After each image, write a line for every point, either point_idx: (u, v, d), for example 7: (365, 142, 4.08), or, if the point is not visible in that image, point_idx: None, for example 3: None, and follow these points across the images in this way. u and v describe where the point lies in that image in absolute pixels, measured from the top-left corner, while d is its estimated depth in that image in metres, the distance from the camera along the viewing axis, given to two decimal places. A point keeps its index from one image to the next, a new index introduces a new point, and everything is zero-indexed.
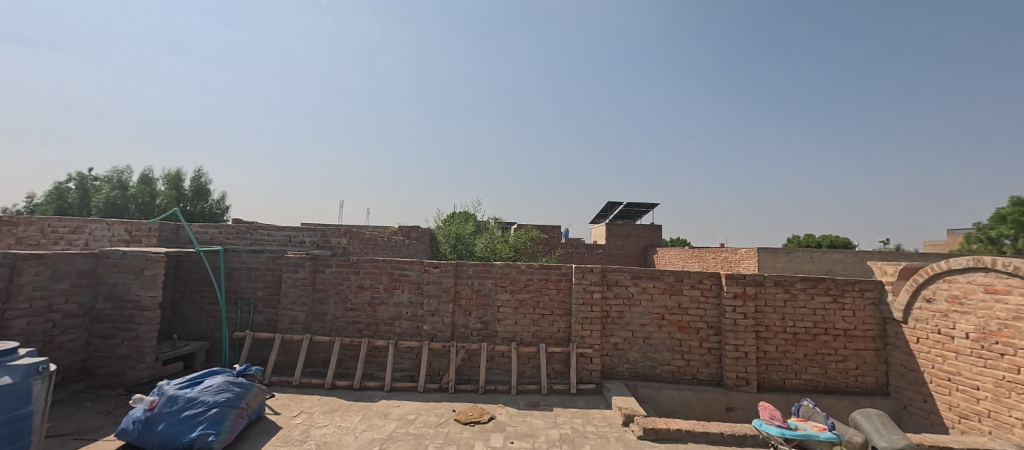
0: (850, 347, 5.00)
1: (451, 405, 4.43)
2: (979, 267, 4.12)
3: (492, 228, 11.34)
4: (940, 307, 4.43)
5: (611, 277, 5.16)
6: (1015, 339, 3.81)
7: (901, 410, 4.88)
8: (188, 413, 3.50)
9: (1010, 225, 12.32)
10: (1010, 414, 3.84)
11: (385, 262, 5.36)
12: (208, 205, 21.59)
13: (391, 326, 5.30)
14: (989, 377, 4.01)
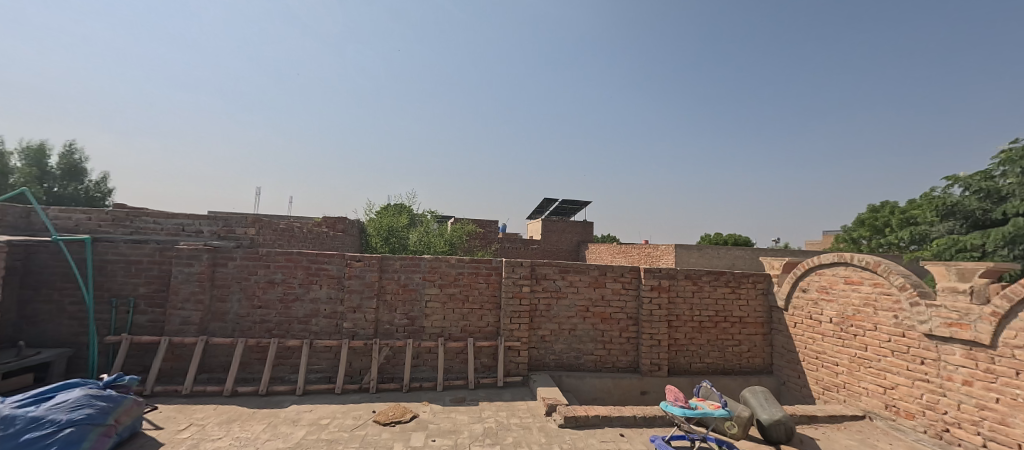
0: (744, 332, 5.70)
1: (372, 406, 4.22)
2: (840, 261, 4.93)
3: (427, 222, 10.98)
4: (812, 296, 5.23)
5: (540, 271, 5.29)
6: (864, 321, 4.63)
7: (781, 386, 5.66)
8: (31, 436, 2.91)
9: (867, 228, 14.91)
10: (859, 384, 4.67)
11: (299, 255, 4.93)
12: (85, 186, 18.21)
13: (306, 324, 4.89)
14: (846, 354, 4.82)
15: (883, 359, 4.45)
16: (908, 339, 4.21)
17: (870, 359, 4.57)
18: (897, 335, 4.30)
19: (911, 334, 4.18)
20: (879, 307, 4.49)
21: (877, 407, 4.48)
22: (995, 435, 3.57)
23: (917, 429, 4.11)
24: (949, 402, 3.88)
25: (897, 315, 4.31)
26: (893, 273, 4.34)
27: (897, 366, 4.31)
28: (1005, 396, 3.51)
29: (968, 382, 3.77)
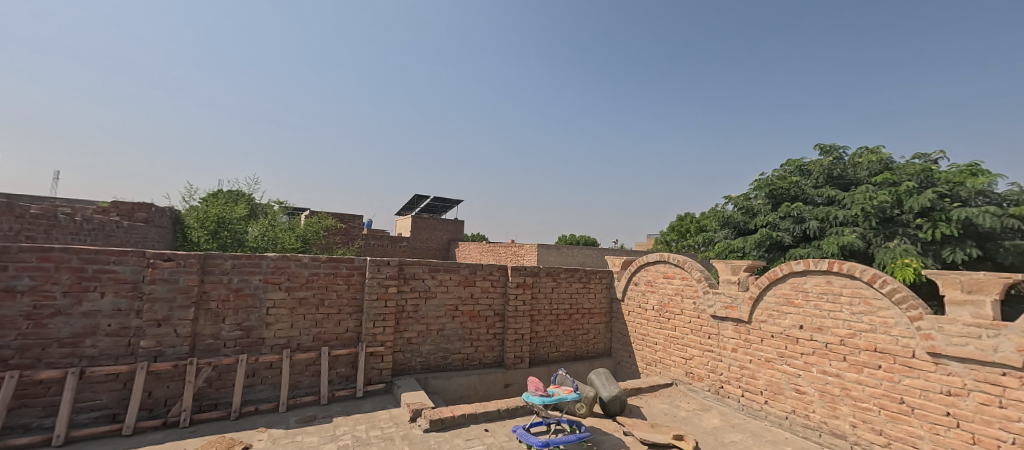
0: (591, 322, 6.54)
1: (183, 444, 3.35)
2: (660, 260, 6.12)
3: (273, 214, 9.08)
4: (641, 288, 6.38)
5: (408, 270, 5.04)
6: (675, 308, 5.87)
7: (616, 365, 6.69)
8: None
9: (675, 233, 19.01)
10: (669, 358, 5.92)
11: (64, 253, 3.59)
12: None
13: (75, 347, 3.60)
14: (662, 335, 6.03)
15: (685, 337, 5.71)
16: (701, 320, 5.53)
17: (677, 337, 5.81)
18: (695, 317, 5.60)
19: (703, 316, 5.51)
20: (684, 296, 5.76)
21: (680, 375, 5.75)
22: (748, 387, 4.97)
23: (705, 389, 5.43)
24: (725, 366, 5.24)
25: (695, 301, 5.61)
26: (693, 268, 5.62)
27: (694, 341, 5.61)
28: (755, 358, 4.94)
29: (734, 349, 5.16)
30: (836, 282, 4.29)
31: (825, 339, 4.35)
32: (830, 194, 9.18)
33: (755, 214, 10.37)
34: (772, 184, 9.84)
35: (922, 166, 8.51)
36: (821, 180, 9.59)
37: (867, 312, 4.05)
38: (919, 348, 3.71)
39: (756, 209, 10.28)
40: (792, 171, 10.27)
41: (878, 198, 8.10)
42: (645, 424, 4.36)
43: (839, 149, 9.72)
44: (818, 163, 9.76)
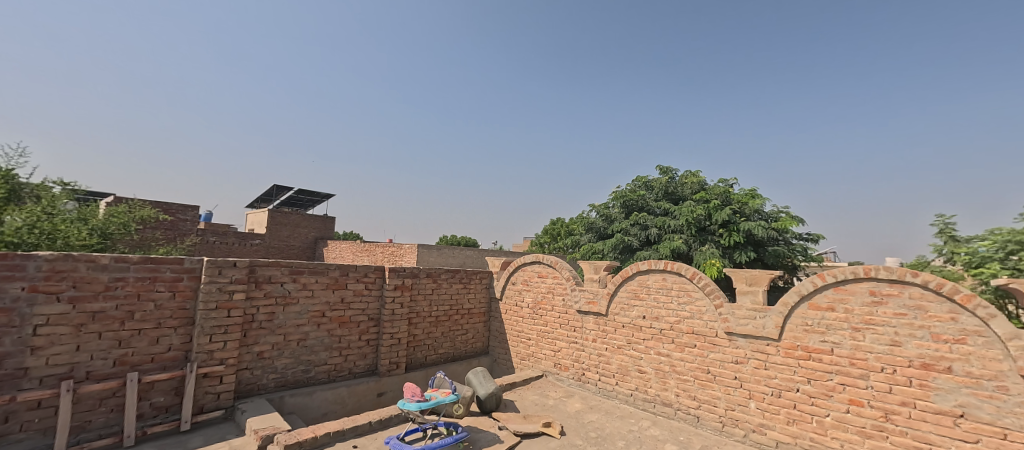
0: (470, 322, 7.74)
1: None
2: (535, 260, 7.90)
3: (50, 200, 6.60)
4: (519, 288, 8.09)
5: (261, 272, 4.95)
6: (549, 305, 7.63)
7: (493, 362, 8.29)
8: None
9: None
10: (544, 351, 7.64)
11: None
12: None
13: None
14: (538, 331, 7.74)
15: (555, 330, 7.53)
16: (568, 314, 7.39)
17: (548, 332, 7.61)
18: (564, 312, 7.45)
19: (570, 311, 7.37)
20: (555, 293, 7.58)
21: (550, 366, 7.53)
22: (603, 372, 6.86)
23: (569, 377, 7.27)
24: (587, 355, 7.10)
25: (564, 296, 7.45)
26: (564, 268, 7.44)
27: (562, 335, 7.43)
28: (610, 345, 6.83)
29: (595, 339, 7.02)
30: (669, 279, 6.27)
31: (660, 326, 6.31)
32: (666, 207, 11.16)
33: (612, 221, 12.19)
34: (626, 196, 11.68)
35: (726, 188, 10.89)
36: (660, 195, 11.56)
37: (689, 302, 6.03)
38: (719, 328, 5.73)
39: (613, 217, 12.09)
40: (640, 185, 12.00)
41: (696, 211, 10.17)
42: (518, 417, 4.97)
43: (674, 171, 11.70)
44: (658, 180, 11.70)
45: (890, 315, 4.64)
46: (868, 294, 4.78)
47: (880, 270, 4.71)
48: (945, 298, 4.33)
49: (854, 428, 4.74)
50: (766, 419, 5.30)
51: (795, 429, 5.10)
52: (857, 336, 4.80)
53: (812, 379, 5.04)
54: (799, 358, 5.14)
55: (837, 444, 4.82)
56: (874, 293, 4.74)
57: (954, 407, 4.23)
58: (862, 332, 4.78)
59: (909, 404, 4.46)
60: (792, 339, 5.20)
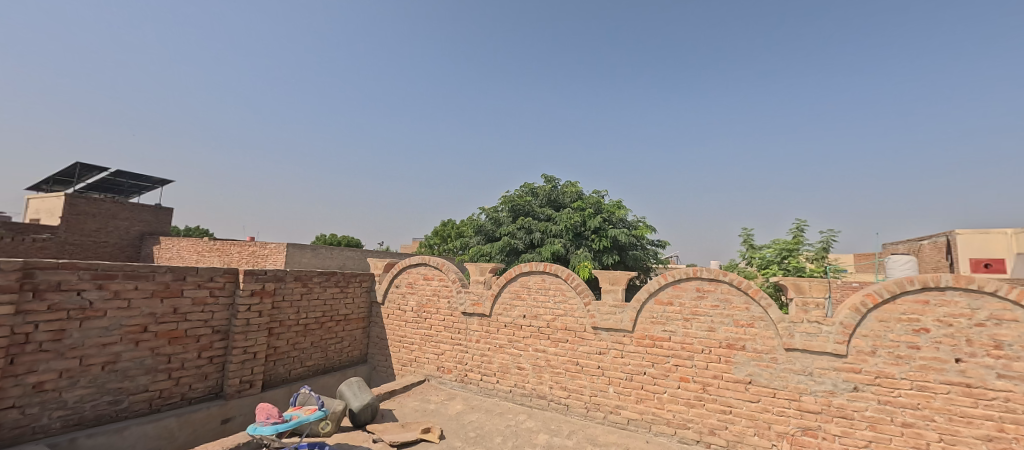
0: (345, 329, 7.63)
1: None
2: (421, 262, 7.79)
3: None
4: (402, 290, 7.96)
5: (46, 279, 4.05)
6: (432, 307, 7.63)
7: (371, 371, 8.08)
8: None
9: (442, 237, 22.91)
10: (424, 355, 7.64)
11: None
12: None
13: None
14: (419, 335, 7.70)
15: (439, 333, 7.52)
16: (453, 316, 7.42)
17: (432, 335, 7.58)
18: (449, 314, 7.46)
19: (455, 313, 7.40)
20: (440, 295, 7.57)
21: (432, 370, 7.54)
22: (485, 371, 7.06)
23: (452, 379, 7.33)
24: (470, 356, 7.22)
25: (450, 299, 7.48)
26: (451, 270, 7.52)
27: (446, 337, 7.45)
28: (492, 345, 7.06)
29: (478, 340, 7.18)
30: (547, 280, 6.73)
31: (538, 324, 6.74)
32: (548, 213, 11.93)
33: (500, 224, 12.59)
34: (514, 202, 12.22)
35: (598, 198, 12.13)
36: (545, 202, 12.33)
37: (563, 301, 6.58)
38: (587, 323, 6.38)
39: (501, 220, 12.49)
40: (527, 191, 12.69)
41: (575, 218, 11.04)
42: (397, 426, 5.44)
43: (556, 180, 12.56)
44: (543, 188, 12.48)
45: (709, 307, 5.73)
46: (695, 290, 5.84)
47: (703, 270, 5.78)
48: (744, 292, 5.53)
49: (681, 400, 5.74)
50: (620, 401, 6.08)
51: (641, 406, 5.94)
52: (687, 325, 5.82)
53: (655, 362, 5.94)
54: (647, 345, 6.01)
55: (670, 415, 5.77)
56: (699, 289, 5.82)
57: (747, 375, 5.44)
58: (690, 322, 5.81)
59: (719, 376, 5.58)
60: (642, 330, 6.06)
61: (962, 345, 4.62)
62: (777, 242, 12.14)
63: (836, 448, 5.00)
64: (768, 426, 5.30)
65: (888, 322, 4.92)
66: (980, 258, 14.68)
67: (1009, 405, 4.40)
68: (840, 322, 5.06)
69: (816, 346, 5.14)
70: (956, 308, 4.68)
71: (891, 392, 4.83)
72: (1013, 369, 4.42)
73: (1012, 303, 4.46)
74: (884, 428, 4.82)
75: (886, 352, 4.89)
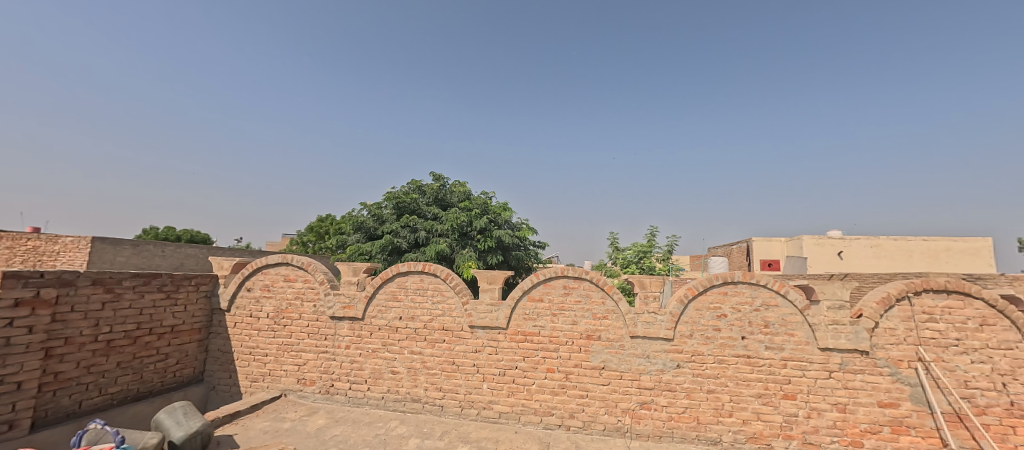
0: (173, 343, 6.37)
1: None
2: (282, 262, 6.90)
3: None
4: (255, 294, 6.94)
5: None
6: (293, 312, 6.82)
7: (209, 391, 6.88)
8: None
9: (314, 235, 20.96)
10: (281, 368, 6.78)
11: None
12: None
13: None
14: (276, 345, 6.81)
15: (301, 341, 6.76)
16: (320, 322, 6.74)
17: (293, 343, 6.77)
18: (314, 320, 6.75)
19: (322, 318, 6.74)
20: (305, 299, 6.81)
21: (291, 384, 6.73)
22: (354, 379, 6.58)
23: (315, 391, 6.65)
24: (338, 364, 6.65)
25: (316, 303, 6.78)
26: (318, 271, 6.82)
27: (310, 345, 6.73)
28: (363, 350, 6.61)
29: (347, 346, 6.65)
30: (426, 280, 6.59)
31: (415, 325, 6.55)
32: (435, 212, 11.65)
33: (383, 221, 11.92)
34: (398, 198, 11.63)
35: (485, 199, 12.28)
36: (433, 200, 12.00)
37: (441, 301, 6.52)
38: (464, 322, 6.44)
39: (384, 217, 11.85)
40: (413, 188, 12.20)
41: (461, 217, 10.95)
42: None
43: (445, 179, 12.35)
44: (431, 185, 12.14)
45: (573, 302, 6.30)
46: (562, 287, 6.36)
47: (569, 268, 6.32)
48: (601, 288, 6.22)
49: (547, 390, 6.19)
50: (493, 396, 6.27)
51: (512, 399, 6.23)
52: (554, 320, 6.30)
53: (526, 356, 6.28)
54: (519, 340, 6.32)
55: (538, 405, 6.17)
56: (565, 287, 6.35)
57: (601, 362, 6.13)
58: (557, 316, 6.30)
59: (579, 365, 6.17)
60: (515, 327, 6.35)
61: (746, 326, 5.94)
62: (636, 245, 13.96)
63: (663, 416, 5.95)
64: (616, 404, 6.04)
65: (701, 310, 6.05)
66: (769, 259, 19.12)
67: (772, 369, 5.80)
68: (669, 311, 6.06)
69: (652, 333, 6.06)
70: (744, 297, 6.00)
71: (701, 366, 5.96)
72: (775, 342, 5.84)
73: (775, 293, 5.91)
74: (696, 395, 5.92)
75: (699, 334, 6.01)
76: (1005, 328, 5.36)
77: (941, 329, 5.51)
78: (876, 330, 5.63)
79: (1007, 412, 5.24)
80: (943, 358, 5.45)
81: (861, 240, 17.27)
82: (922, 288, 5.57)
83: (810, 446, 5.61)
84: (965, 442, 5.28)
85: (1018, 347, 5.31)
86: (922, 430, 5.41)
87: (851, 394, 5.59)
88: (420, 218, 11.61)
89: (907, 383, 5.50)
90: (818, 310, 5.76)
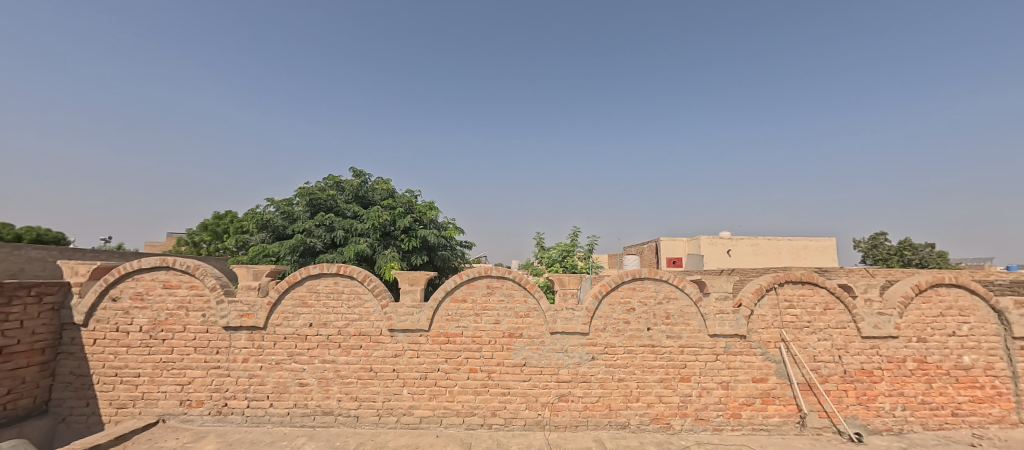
0: (4, 370, 5.18)
1: None
2: (160, 266, 5.95)
3: None
4: (123, 305, 5.89)
5: None
6: (175, 324, 5.92)
7: (57, 424, 5.70)
8: None
9: (208, 233, 18.46)
10: (158, 390, 5.84)
11: None
12: None
13: None
14: (151, 363, 5.85)
15: (186, 357, 5.89)
16: (210, 333, 5.94)
17: (174, 360, 5.88)
18: (202, 331, 5.93)
19: (213, 329, 5.94)
20: (190, 308, 5.95)
21: (172, 407, 5.83)
22: (254, 395, 5.91)
23: (203, 413, 5.85)
24: (233, 380, 5.92)
25: (205, 313, 5.96)
26: (208, 275, 6.00)
27: (197, 361, 5.90)
28: (266, 363, 5.97)
29: (245, 359, 5.95)
30: (340, 283, 6.14)
31: (327, 332, 6.07)
32: (355, 210, 10.93)
33: (293, 219, 10.91)
34: (312, 195, 10.70)
35: (410, 198, 11.82)
36: (352, 198, 11.26)
37: (358, 305, 6.13)
38: (382, 326, 6.13)
39: (295, 215, 10.85)
40: (330, 184, 11.31)
41: (383, 216, 10.42)
42: None
43: (366, 175, 11.65)
44: (350, 182, 11.39)
45: (496, 302, 6.32)
46: (485, 286, 6.35)
47: (493, 268, 6.32)
48: (524, 287, 6.34)
49: (469, 390, 6.13)
50: (413, 401, 6.05)
51: (434, 402, 6.07)
52: (477, 320, 6.27)
53: (448, 358, 6.16)
54: (441, 342, 6.17)
55: (459, 406, 6.09)
56: (489, 286, 6.35)
57: (522, 359, 6.23)
58: (480, 316, 6.28)
59: (501, 363, 6.21)
60: (437, 328, 6.20)
61: (651, 318, 6.45)
62: (559, 244, 14.46)
63: (579, 406, 6.23)
64: (536, 399, 6.19)
65: (613, 305, 6.44)
66: (672, 257, 21.08)
67: (671, 355, 6.38)
68: (585, 307, 6.36)
69: (569, 328, 6.32)
70: (649, 292, 6.51)
71: (613, 357, 6.34)
72: (674, 331, 6.43)
73: (674, 287, 6.51)
74: (608, 384, 6.29)
75: (611, 327, 6.40)
76: (841, 310, 6.49)
77: (798, 314, 6.49)
78: (751, 317, 6.48)
79: (842, 378, 6.36)
80: (799, 337, 6.45)
81: (744, 240, 19.81)
82: (785, 279, 6.53)
83: (701, 422, 6.28)
84: (813, 406, 6.29)
85: (849, 326, 6.47)
86: (784, 399, 6.34)
87: (732, 373, 6.37)
88: (337, 216, 10.80)
89: (773, 361, 6.40)
90: (708, 301, 6.47)
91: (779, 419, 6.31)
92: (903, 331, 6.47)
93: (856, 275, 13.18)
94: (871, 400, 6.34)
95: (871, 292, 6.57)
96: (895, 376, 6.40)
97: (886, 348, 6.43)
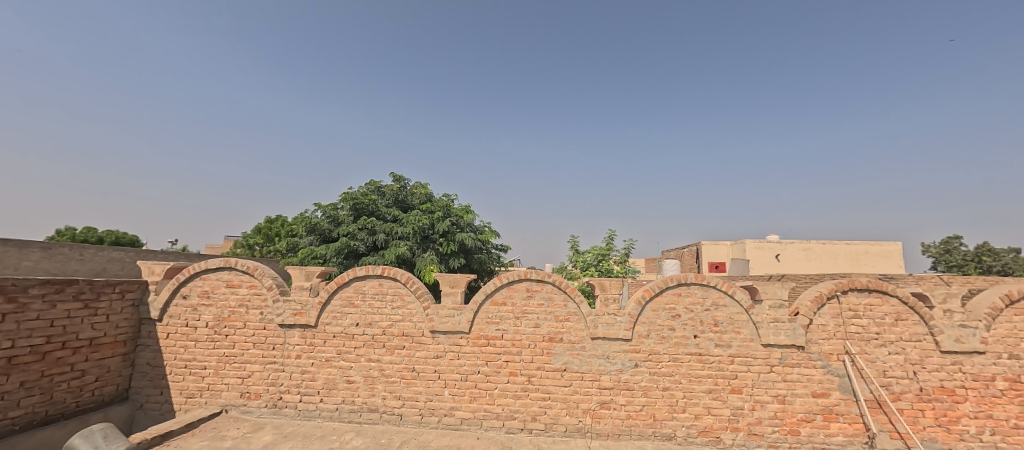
0: (93, 359, 5.79)
1: None
2: (223, 266, 6.44)
3: None
4: (192, 303, 6.41)
5: None
6: (236, 321, 6.36)
7: (135, 410, 6.28)
8: None
9: (261, 236, 19.74)
10: (221, 381, 6.30)
11: None
12: None
13: None
14: (215, 357, 6.32)
15: (245, 352, 6.32)
16: (267, 330, 6.34)
17: (235, 355, 6.32)
18: (259, 328, 6.33)
19: (270, 326, 6.34)
20: (250, 306, 6.38)
21: (234, 398, 6.27)
22: (305, 390, 6.23)
23: (260, 406, 6.23)
24: (286, 375, 6.27)
25: (263, 311, 6.36)
26: (265, 276, 6.42)
27: (255, 356, 6.31)
28: (316, 360, 6.28)
29: (298, 356, 6.29)
30: (385, 284, 6.36)
31: (372, 332, 6.30)
32: (395, 214, 11.33)
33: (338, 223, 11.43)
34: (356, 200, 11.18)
35: (447, 201, 12.08)
36: (392, 202, 11.68)
37: (401, 306, 6.32)
38: (424, 327, 6.27)
39: (340, 219, 11.36)
40: (373, 190, 11.80)
41: (422, 220, 10.70)
42: None
43: (406, 180, 12.01)
44: (390, 187, 11.83)
45: (536, 305, 6.30)
46: (525, 290, 6.34)
47: (533, 272, 6.32)
48: (563, 290, 6.26)
49: (509, 394, 6.14)
50: (454, 402, 6.14)
51: (474, 404, 6.12)
52: (517, 323, 6.27)
53: (488, 360, 6.20)
54: (481, 345, 6.23)
55: (499, 409, 6.10)
56: (529, 289, 6.34)
57: (563, 364, 6.16)
58: (520, 320, 6.28)
59: (541, 367, 6.17)
60: (478, 331, 6.26)
61: (698, 325, 6.17)
62: (595, 248, 14.22)
63: (621, 415, 6.06)
64: (577, 405, 6.09)
65: (657, 311, 6.22)
66: (715, 261, 20.13)
67: (720, 365, 6.07)
68: (627, 312, 6.18)
69: (612, 334, 6.17)
70: (695, 297, 6.23)
71: (657, 365, 6.12)
72: (723, 339, 6.11)
73: (723, 293, 6.19)
74: (652, 393, 6.08)
75: (655, 334, 6.18)
76: (916, 322, 5.90)
77: (864, 324, 5.98)
78: (811, 326, 6.03)
79: (917, 397, 5.77)
80: (866, 350, 5.93)
81: (795, 244, 18.59)
82: (849, 287, 6.03)
83: (754, 437, 5.91)
84: (883, 426, 5.77)
85: (925, 339, 5.87)
86: (849, 416, 5.84)
87: (789, 386, 5.95)
88: (379, 221, 11.21)
89: (836, 374, 5.92)
90: (761, 309, 6.10)
91: (843, 438, 5.82)
92: (991, 346, 5.78)
93: (926, 283, 12.00)
94: (953, 421, 5.70)
95: (952, 302, 5.89)
96: (982, 396, 5.73)
97: (970, 364, 5.77)
